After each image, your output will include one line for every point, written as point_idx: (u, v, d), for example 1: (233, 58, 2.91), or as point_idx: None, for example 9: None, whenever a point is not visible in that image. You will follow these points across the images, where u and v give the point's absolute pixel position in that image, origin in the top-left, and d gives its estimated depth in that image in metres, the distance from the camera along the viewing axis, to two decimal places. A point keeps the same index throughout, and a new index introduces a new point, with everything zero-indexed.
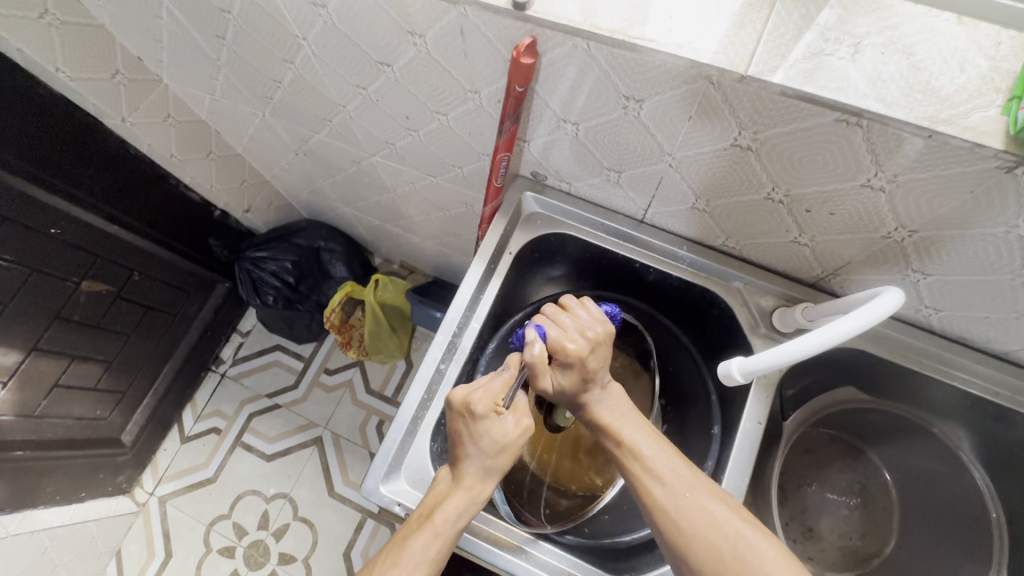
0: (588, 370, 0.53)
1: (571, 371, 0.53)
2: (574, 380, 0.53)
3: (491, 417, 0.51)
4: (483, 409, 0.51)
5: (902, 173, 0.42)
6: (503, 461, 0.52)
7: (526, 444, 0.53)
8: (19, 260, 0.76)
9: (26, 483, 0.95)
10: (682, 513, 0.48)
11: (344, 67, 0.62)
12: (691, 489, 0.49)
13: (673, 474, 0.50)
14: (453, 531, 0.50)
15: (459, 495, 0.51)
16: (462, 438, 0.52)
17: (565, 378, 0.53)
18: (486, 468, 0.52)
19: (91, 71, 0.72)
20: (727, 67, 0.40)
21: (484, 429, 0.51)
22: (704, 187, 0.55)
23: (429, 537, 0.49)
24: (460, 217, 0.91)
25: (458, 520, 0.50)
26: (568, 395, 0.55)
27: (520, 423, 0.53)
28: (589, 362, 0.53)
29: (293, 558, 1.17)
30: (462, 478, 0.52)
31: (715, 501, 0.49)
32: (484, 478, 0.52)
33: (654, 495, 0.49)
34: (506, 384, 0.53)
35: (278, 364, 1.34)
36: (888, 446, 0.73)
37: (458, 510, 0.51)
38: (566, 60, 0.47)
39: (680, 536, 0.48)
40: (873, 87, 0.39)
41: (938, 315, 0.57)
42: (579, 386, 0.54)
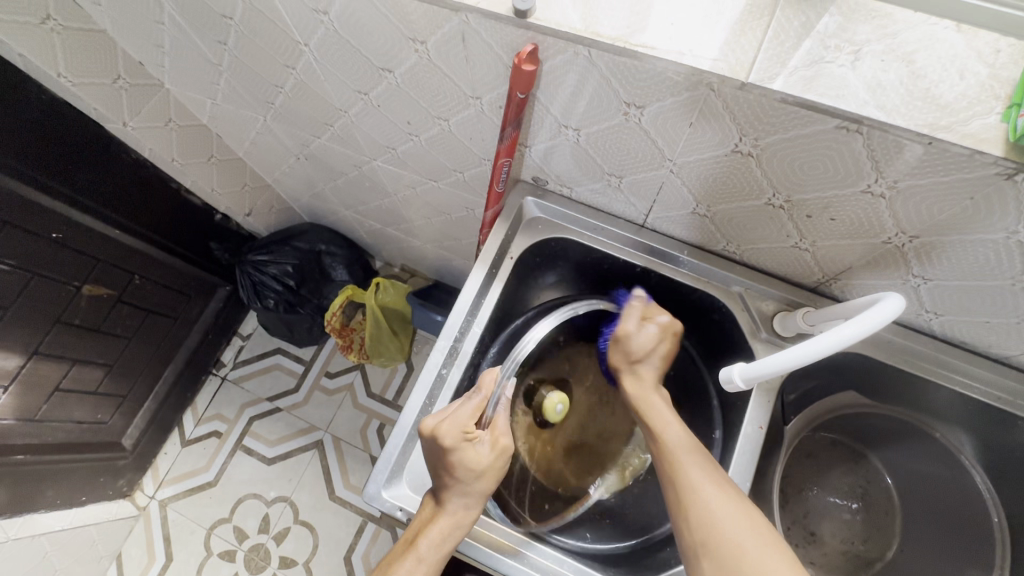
0: (666, 345, 0.60)
1: (663, 329, 0.60)
2: (657, 343, 0.59)
3: (465, 447, 0.52)
4: (451, 441, 0.51)
5: (902, 180, 0.43)
6: (485, 484, 0.53)
7: (505, 465, 0.55)
8: (20, 264, 0.76)
9: (26, 488, 0.95)
10: (702, 506, 0.48)
11: (345, 73, 0.63)
12: (711, 482, 0.50)
13: (698, 462, 0.51)
14: (439, 554, 0.52)
15: (445, 519, 0.53)
16: (440, 466, 0.53)
17: (651, 337, 0.59)
18: (467, 494, 0.53)
19: (93, 76, 0.72)
20: (728, 75, 0.40)
21: (459, 459, 0.52)
22: (705, 193, 0.55)
23: (415, 563, 0.51)
24: (461, 221, 0.92)
25: (444, 544, 0.52)
26: (640, 360, 0.59)
27: (496, 446, 0.54)
28: (670, 340, 0.60)
29: (294, 562, 1.17)
30: (444, 504, 0.53)
31: (731, 498, 0.49)
32: (467, 504, 0.53)
33: (684, 476, 0.50)
34: (477, 409, 0.53)
35: (278, 368, 1.34)
36: (889, 450, 0.74)
37: (443, 535, 0.52)
38: (566, 67, 0.47)
39: (699, 521, 0.48)
40: (873, 94, 0.39)
41: (939, 320, 0.57)
42: (655, 352, 0.59)
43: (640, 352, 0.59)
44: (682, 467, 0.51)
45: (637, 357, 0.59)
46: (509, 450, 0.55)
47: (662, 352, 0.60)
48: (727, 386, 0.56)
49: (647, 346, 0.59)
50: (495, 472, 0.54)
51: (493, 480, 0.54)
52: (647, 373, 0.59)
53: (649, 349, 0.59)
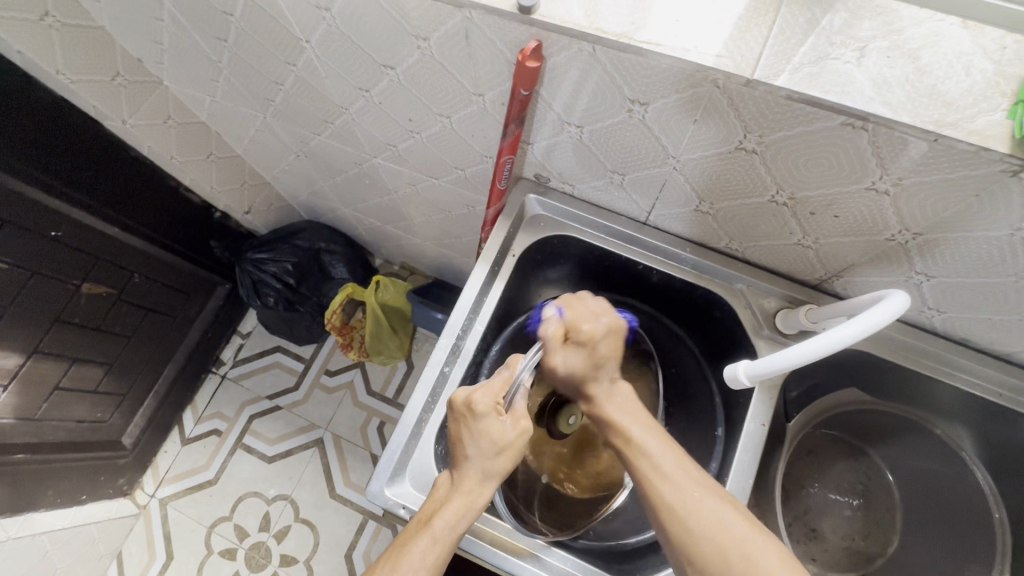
0: (599, 354, 0.57)
1: (583, 350, 0.56)
2: (580, 360, 0.56)
3: (492, 417, 0.52)
4: (483, 407, 0.52)
5: (907, 177, 0.43)
6: (507, 462, 0.52)
7: (527, 446, 0.54)
8: (20, 262, 0.76)
9: (26, 486, 0.94)
10: (681, 520, 0.47)
11: (347, 70, 0.62)
12: (689, 490, 0.48)
13: (678, 469, 0.49)
14: (453, 536, 0.50)
15: (460, 499, 0.51)
16: (465, 439, 0.53)
17: (576, 355, 0.57)
18: (487, 472, 0.52)
19: (92, 73, 0.71)
20: (733, 72, 0.40)
21: (484, 428, 0.52)
22: (707, 190, 0.55)
23: (428, 542, 0.49)
24: (462, 219, 0.91)
25: (459, 526, 0.50)
26: (578, 381, 0.57)
27: (521, 426, 0.53)
28: (602, 346, 0.57)
29: (295, 560, 1.17)
30: (461, 482, 0.52)
31: (716, 503, 0.47)
32: (484, 483, 0.52)
33: (658, 489, 0.49)
34: (505, 383, 0.54)
35: (278, 366, 1.33)
36: (890, 447, 0.74)
37: (458, 515, 0.50)
38: (570, 63, 0.47)
39: (685, 534, 0.46)
40: (879, 91, 0.39)
41: (941, 317, 0.57)
42: (588, 365, 0.56)
43: (574, 376, 0.57)
44: (655, 484, 0.49)
45: (577, 381, 0.57)
46: (532, 431, 0.54)
47: (607, 357, 0.57)
48: (733, 383, 0.56)
49: (574, 368, 0.57)
50: (518, 454, 0.54)
51: (514, 459, 0.53)
52: (595, 393, 0.57)
53: (582, 369, 0.56)
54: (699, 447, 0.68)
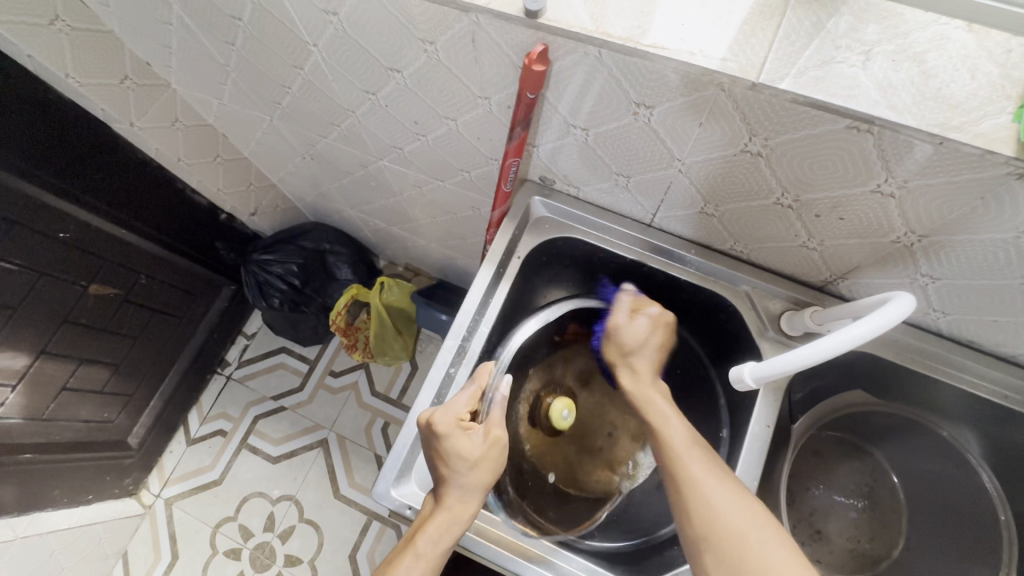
0: (656, 336, 0.61)
1: (654, 323, 0.61)
2: (642, 332, 0.60)
3: (458, 433, 0.53)
4: (446, 428, 0.53)
5: (912, 179, 0.43)
6: (484, 475, 0.53)
7: (501, 455, 0.55)
8: (29, 264, 0.77)
9: (34, 486, 0.95)
10: (704, 505, 0.48)
11: (353, 73, 0.63)
12: (708, 477, 0.49)
13: (699, 459, 0.51)
14: (436, 552, 0.51)
15: (442, 515, 0.52)
16: (438, 459, 0.54)
17: (644, 326, 0.61)
18: (465, 487, 0.53)
19: (100, 76, 0.72)
20: (739, 75, 0.40)
21: (453, 446, 0.53)
22: (712, 192, 0.55)
23: (413, 561, 0.50)
24: (467, 221, 0.92)
25: (442, 541, 0.51)
26: (631, 348, 0.60)
27: (491, 438, 0.54)
28: (654, 338, 0.61)
29: (299, 560, 1.18)
30: (443, 498, 0.53)
31: (730, 492, 0.49)
32: (465, 497, 0.53)
33: (685, 473, 0.50)
34: (473, 397, 0.55)
35: (283, 367, 1.34)
36: (896, 449, 0.74)
37: (440, 531, 0.51)
38: (575, 66, 0.47)
39: (704, 516, 0.47)
40: (884, 94, 0.39)
41: (946, 319, 0.57)
42: (648, 338, 0.60)
43: (632, 343, 0.60)
44: (685, 465, 0.50)
45: (629, 349, 0.60)
46: (504, 442, 0.55)
47: (655, 342, 0.61)
48: (739, 384, 0.56)
49: (642, 337, 0.60)
50: (495, 465, 0.54)
51: (490, 471, 0.54)
52: (637, 369, 0.59)
53: (642, 339, 0.60)
54: None
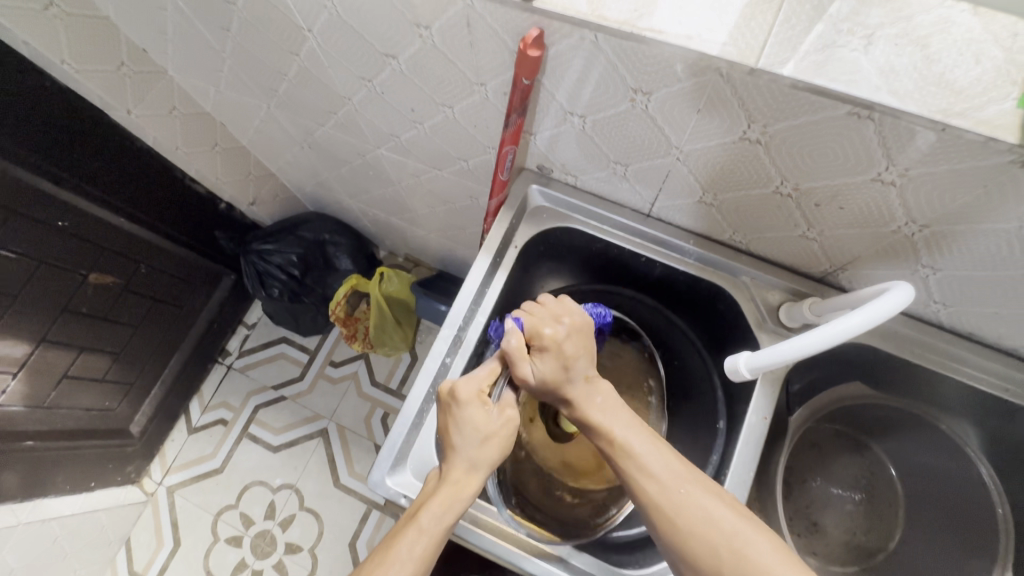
0: (567, 356, 0.54)
1: (550, 356, 0.54)
2: (548, 370, 0.53)
3: (476, 405, 0.53)
4: (467, 395, 0.53)
5: (913, 167, 0.42)
6: (493, 451, 0.53)
7: (513, 435, 0.54)
8: (27, 252, 0.77)
9: (36, 473, 0.96)
10: (672, 518, 0.47)
11: (349, 58, 0.62)
12: (675, 486, 0.48)
13: (665, 469, 0.49)
14: (440, 528, 0.50)
15: (447, 489, 0.51)
16: (448, 429, 0.54)
17: (547, 362, 0.54)
18: (473, 461, 0.52)
19: (95, 63, 0.71)
20: (737, 60, 0.39)
21: (467, 416, 0.53)
22: (711, 181, 0.54)
23: (416, 536, 0.49)
24: (465, 211, 0.91)
25: (446, 516, 0.50)
26: (551, 385, 0.54)
27: (505, 416, 0.54)
28: (567, 347, 0.54)
29: (300, 548, 1.19)
30: (449, 473, 0.52)
31: (707, 496, 0.47)
32: (471, 473, 0.52)
33: (648, 492, 0.48)
34: (491, 373, 0.56)
35: (283, 357, 1.34)
36: (894, 441, 0.73)
37: (443, 507, 0.51)
38: (572, 52, 0.46)
39: (676, 533, 0.46)
40: (886, 79, 0.38)
41: (947, 310, 0.56)
42: (559, 370, 0.54)
43: (549, 386, 0.54)
44: (640, 486, 0.49)
45: (552, 388, 0.54)
46: (518, 420, 0.55)
47: (574, 355, 0.54)
48: (734, 375, 0.56)
49: (546, 377, 0.54)
50: (506, 443, 0.54)
51: (500, 449, 0.53)
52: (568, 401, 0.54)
53: (555, 375, 0.54)
54: (700, 440, 0.68)
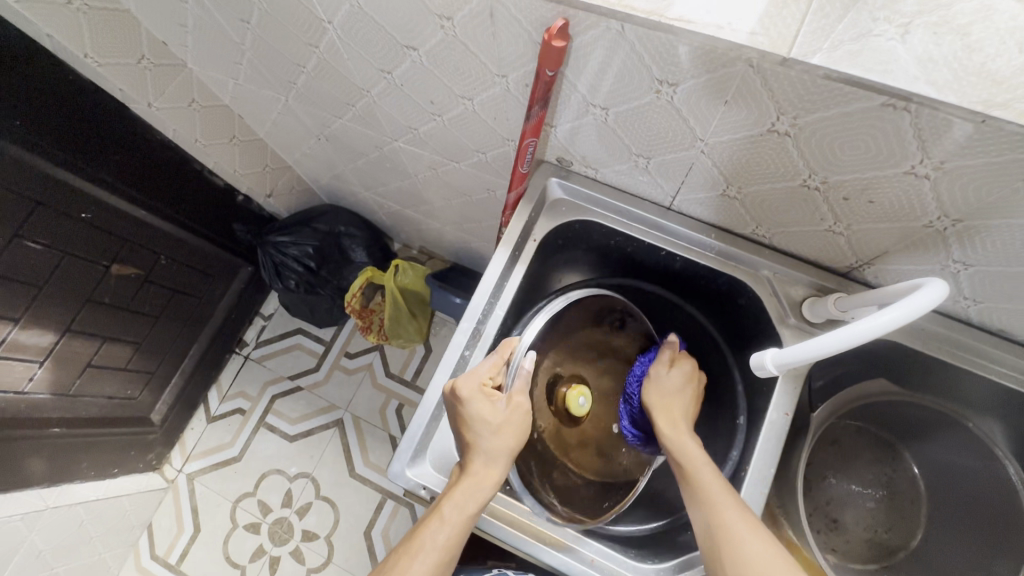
0: (694, 393, 0.64)
1: (688, 377, 0.64)
2: (678, 381, 0.63)
3: (481, 398, 0.55)
4: (468, 391, 0.55)
5: (949, 160, 0.41)
6: (507, 440, 0.55)
7: (524, 423, 0.57)
8: (52, 244, 0.78)
9: (62, 459, 0.99)
10: (737, 566, 0.49)
11: (369, 50, 0.62)
12: (747, 518, 0.51)
13: (738, 504, 0.52)
14: (462, 518, 0.52)
15: (468, 482, 0.54)
16: (461, 425, 0.56)
17: (680, 377, 0.63)
18: (489, 453, 0.55)
19: (116, 56, 0.72)
20: (768, 50, 0.38)
21: (475, 410, 0.55)
22: (735, 174, 0.53)
23: (438, 525, 0.52)
24: (482, 203, 0.91)
25: (468, 506, 0.53)
26: (668, 393, 0.62)
27: (512, 404, 0.56)
28: (696, 386, 0.64)
29: (316, 535, 1.21)
30: (469, 466, 0.55)
31: (771, 538, 0.50)
32: (490, 464, 0.54)
33: (723, 515, 0.51)
34: (496, 365, 0.58)
35: (300, 348, 1.36)
36: (917, 439, 0.72)
37: (465, 498, 0.53)
38: (596, 42, 0.45)
39: (740, 557, 0.49)
40: (923, 69, 0.37)
41: (977, 307, 0.55)
42: (682, 387, 0.63)
43: (669, 391, 0.62)
44: (717, 507, 0.52)
45: (670, 397, 0.62)
46: (526, 407, 0.57)
47: (692, 391, 0.63)
48: (761, 371, 0.56)
49: (674, 385, 0.63)
50: (519, 430, 0.56)
51: (515, 437, 0.56)
52: (669, 411, 0.61)
53: (679, 389, 0.63)
54: (719, 436, 0.68)
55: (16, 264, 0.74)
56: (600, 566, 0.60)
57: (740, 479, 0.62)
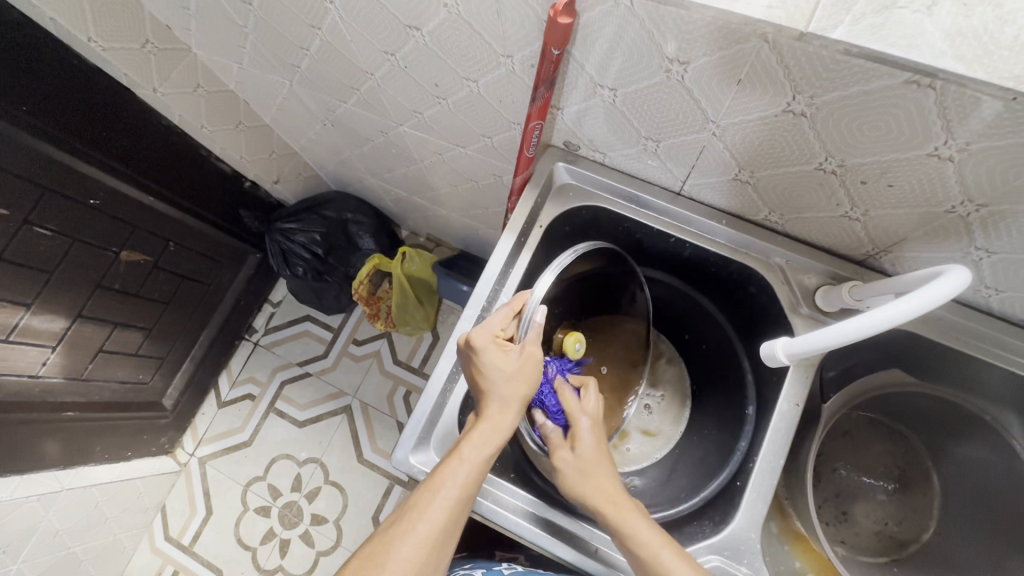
0: (598, 447, 0.58)
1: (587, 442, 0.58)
2: (587, 446, 0.58)
3: (495, 348, 0.55)
4: (483, 341, 0.55)
5: (975, 141, 0.39)
6: (521, 388, 0.55)
7: (537, 370, 0.56)
8: (61, 229, 0.79)
9: (77, 442, 1.00)
10: None
11: (373, 33, 0.60)
12: None
13: None
14: (481, 459, 0.52)
15: (486, 426, 0.54)
16: (475, 374, 0.56)
17: (583, 443, 0.58)
18: (505, 399, 0.55)
19: (121, 41, 0.71)
20: (785, 25, 0.36)
21: (489, 359, 0.55)
22: (749, 157, 0.52)
23: (458, 464, 0.52)
24: (488, 189, 0.90)
25: (486, 449, 0.52)
26: (581, 472, 0.56)
27: (526, 353, 0.56)
28: (597, 437, 0.59)
29: (325, 519, 1.22)
30: (486, 412, 0.55)
31: None
32: (506, 409, 0.54)
33: None
34: (509, 316, 0.57)
35: (308, 335, 1.36)
36: (931, 432, 0.70)
37: (483, 440, 0.53)
38: (604, 20, 0.44)
39: None
40: (952, 42, 0.34)
41: (999, 296, 0.54)
42: (594, 448, 0.58)
43: (581, 469, 0.56)
44: None
45: (586, 476, 0.56)
46: (538, 357, 0.56)
47: (598, 447, 0.58)
48: (771, 360, 0.55)
49: (583, 461, 0.57)
50: (532, 378, 0.56)
51: (528, 384, 0.56)
52: (601, 496, 0.54)
53: (592, 457, 0.57)
54: (730, 426, 0.67)
55: (27, 249, 0.74)
56: (604, 556, 0.59)
57: (748, 469, 0.61)
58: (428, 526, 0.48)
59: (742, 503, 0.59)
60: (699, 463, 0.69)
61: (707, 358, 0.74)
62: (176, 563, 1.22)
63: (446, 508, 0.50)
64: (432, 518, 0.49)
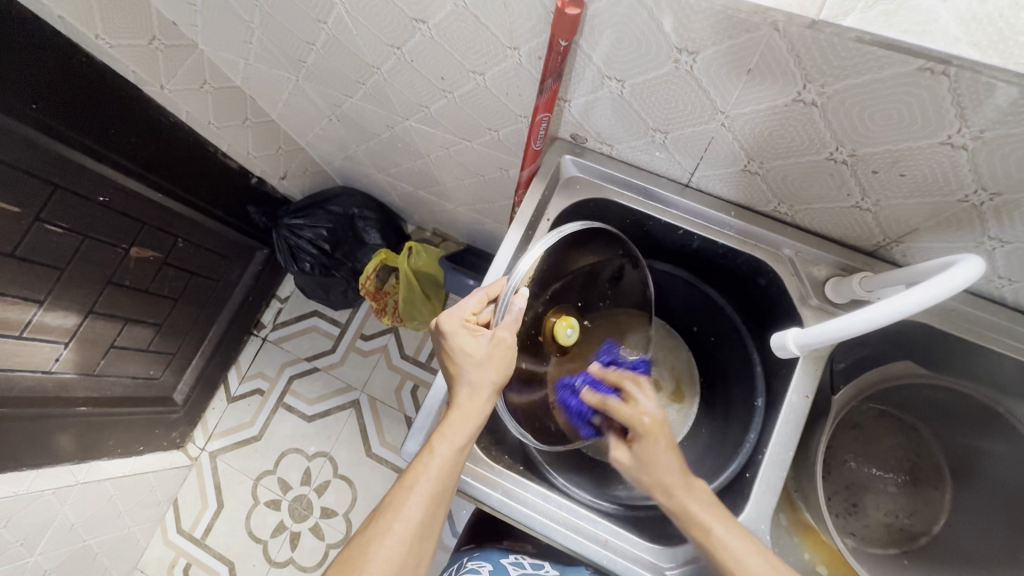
0: (656, 447, 0.57)
1: (642, 441, 0.58)
2: (646, 445, 0.57)
3: (464, 333, 0.55)
4: (450, 326, 0.55)
5: (988, 129, 0.39)
6: (491, 374, 0.54)
7: (507, 357, 0.55)
8: (73, 226, 0.79)
9: (91, 436, 1.02)
10: None
11: (378, 25, 0.60)
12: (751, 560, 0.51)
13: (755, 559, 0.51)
14: (453, 449, 0.52)
15: (456, 416, 0.53)
16: (447, 360, 0.56)
17: (639, 446, 0.58)
18: (474, 385, 0.54)
19: (128, 37, 0.71)
20: (796, 13, 0.36)
21: (459, 345, 0.55)
22: (757, 148, 0.51)
23: (429, 457, 0.52)
24: (494, 183, 0.89)
25: (458, 439, 0.52)
26: (640, 471, 0.57)
27: (496, 339, 0.55)
28: (651, 439, 0.58)
29: (335, 512, 1.23)
30: (456, 401, 0.54)
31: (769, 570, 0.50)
32: (475, 395, 0.54)
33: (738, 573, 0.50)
34: (482, 301, 0.58)
35: (316, 330, 1.37)
36: (942, 424, 0.70)
37: (454, 431, 0.52)
38: (611, 10, 0.43)
39: None
40: (966, 29, 0.34)
41: (1011, 286, 0.53)
42: (654, 447, 0.57)
43: (643, 467, 0.57)
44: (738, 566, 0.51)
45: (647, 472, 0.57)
46: (509, 342, 0.55)
47: (659, 446, 0.57)
48: (780, 352, 0.55)
49: (641, 461, 0.57)
50: (502, 364, 0.55)
51: (498, 371, 0.55)
52: (664, 486, 0.56)
53: (650, 458, 0.57)
54: (739, 418, 0.67)
55: (38, 247, 0.75)
56: (615, 547, 0.59)
57: (756, 461, 0.61)
58: (405, 523, 0.49)
59: (751, 494, 0.59)
60: (707, 455, 0.69)
61: (715, 349, 0.74)
62: (189, 555, 1.24)
63: (421, 503, 0.50)
64: (409, 514, 0.49)
